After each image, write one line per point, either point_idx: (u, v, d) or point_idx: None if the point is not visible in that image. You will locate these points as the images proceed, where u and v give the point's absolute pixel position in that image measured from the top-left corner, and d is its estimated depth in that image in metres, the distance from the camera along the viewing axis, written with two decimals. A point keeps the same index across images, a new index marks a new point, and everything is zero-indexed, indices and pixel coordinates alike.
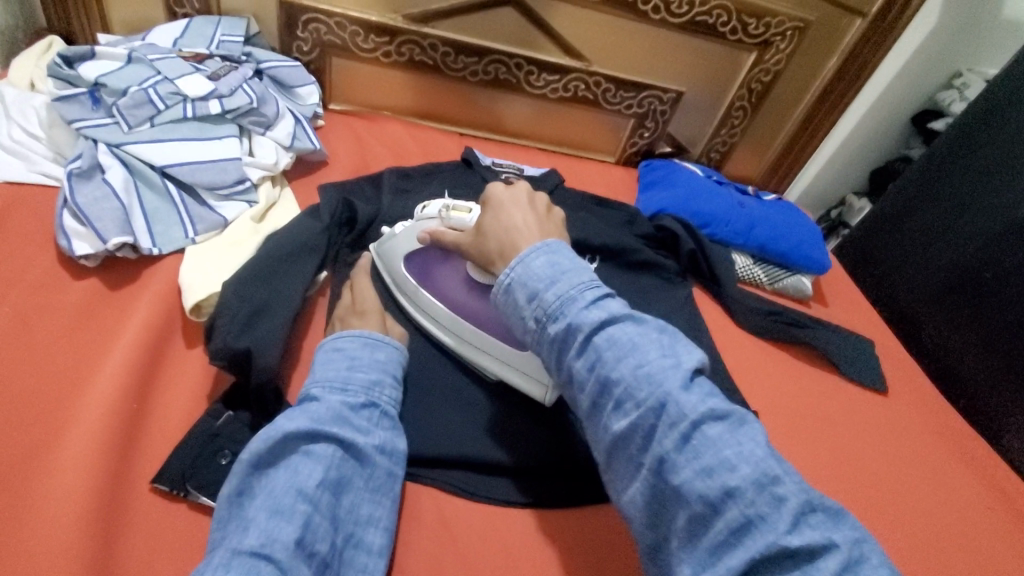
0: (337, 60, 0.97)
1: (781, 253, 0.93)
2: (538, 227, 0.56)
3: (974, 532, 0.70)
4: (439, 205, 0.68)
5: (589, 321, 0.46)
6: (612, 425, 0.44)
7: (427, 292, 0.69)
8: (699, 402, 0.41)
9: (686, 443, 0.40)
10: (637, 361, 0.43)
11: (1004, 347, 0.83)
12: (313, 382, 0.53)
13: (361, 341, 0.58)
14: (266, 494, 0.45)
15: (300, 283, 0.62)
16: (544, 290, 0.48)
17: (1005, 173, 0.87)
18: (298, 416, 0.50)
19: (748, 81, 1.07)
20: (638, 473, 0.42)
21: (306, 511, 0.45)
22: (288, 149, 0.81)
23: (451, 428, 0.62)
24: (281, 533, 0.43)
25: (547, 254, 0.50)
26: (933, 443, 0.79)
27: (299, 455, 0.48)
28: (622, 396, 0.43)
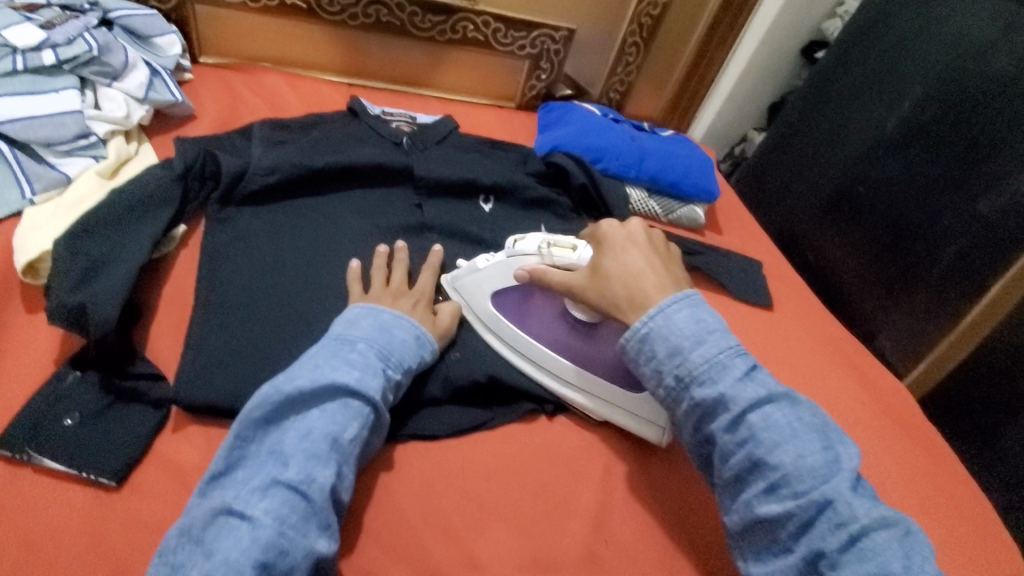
0: (200, 7, 0.90)
1: (672, 183, 0.95)
2: (662, 272, 0.57)
3: (850, 430, 0.75)
4: (537, 238, 0.65)
5: (746, 396, 0.49)
6: (757, 505, 0.47)
7: (519, 330, 0.65)
8: (869, 508, 0.45)
9: (853, 544, 0.43)
10: (795, 450, 0.47)
11: (876, 255, 0.87)
12: (365, 336, 0.55)
13: (414, 333, 0.59)
14: (304, 432, 0.47)
15: (149, 236, 0.59)
16: (690, 349, 0.51)
17: (875, 91, 0.90)
18: (343, 368, 0.51)
19: (638, 16, 1.07)
20: (781, 553, 0.46)
21: (339, 461, 0.47)
22: (142, 102, 0.75)
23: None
24: (319, 475, 0.45)
25: (690, 307, 0.53)
26: (818, 354, 0.83)
27: (336, 405, 0.49)
28: (779, 482, 0.47)
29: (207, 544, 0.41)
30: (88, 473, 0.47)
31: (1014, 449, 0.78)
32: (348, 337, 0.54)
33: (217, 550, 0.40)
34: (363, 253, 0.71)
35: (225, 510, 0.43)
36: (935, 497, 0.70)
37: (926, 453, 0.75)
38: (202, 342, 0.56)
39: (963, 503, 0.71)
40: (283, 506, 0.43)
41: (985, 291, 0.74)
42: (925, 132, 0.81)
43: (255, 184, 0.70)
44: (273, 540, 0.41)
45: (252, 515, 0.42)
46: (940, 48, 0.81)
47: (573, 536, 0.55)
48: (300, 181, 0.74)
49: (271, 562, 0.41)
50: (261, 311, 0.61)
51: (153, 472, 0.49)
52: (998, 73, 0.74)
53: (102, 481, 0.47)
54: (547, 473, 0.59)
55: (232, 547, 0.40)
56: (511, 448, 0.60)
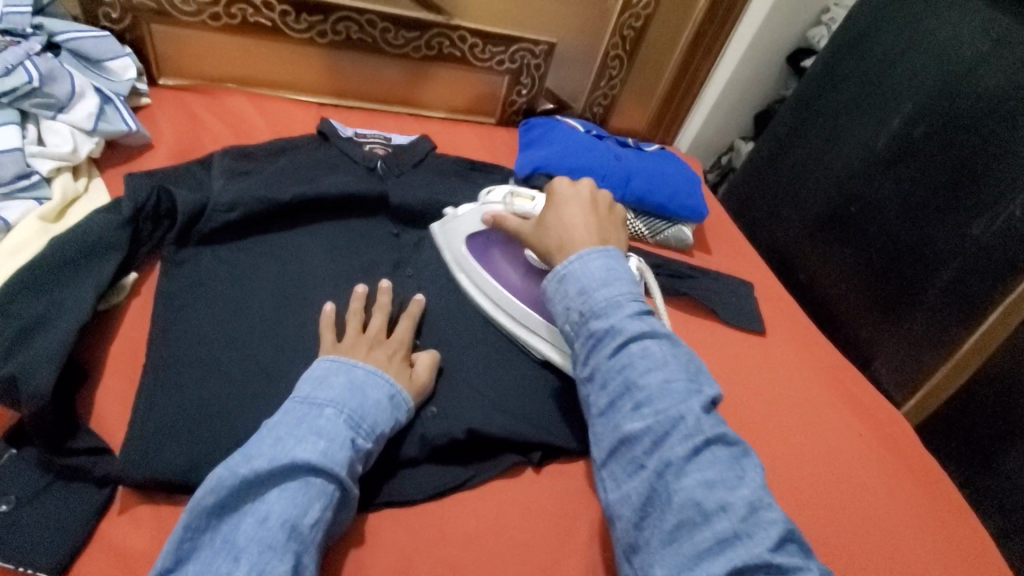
0: (156, 27, 0.84)
1: (660, 205, 0.91)
2: (598, 228, 0.57)
3: (848, 464, 0.72)
4: (502, 190, 0.71)
5: (631, 327, 0.47)
6: (623, 425, 0.45)
7: (484, 270, 0.69)
8: (717, 425, 0.44)
9: (698, 454, 0.42)
10: (665, 375, 0.45)
11: (870, 277, 0.84)
12: (333, 400, 0.49)
13: (388, 392, 0.53)
14: (259, 521, 0.41)
15: (92, 289, 0.54)
16: (594, 288, 0.50)
17: (865, 107, 0.87)
18: (308, 440, 0.45)
19: (621, 27, 1.03)
20: (633, 470, 0.43)
21: (298, 552, 0.41)
22: (91, 134, 0.70)
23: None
24: (274, 573, 0.39)
25: (606, 258, 0.52)
26: (812, 381, 0.80)
27: (297, 486, 0.43)
28: (643, 402, 0.44)
29: None
30: (25, 568, 0.42)
31: (1016, 473, 0.76)
32: (314, 400, 0.49)
33: None
34: (334, 292, 0.67)
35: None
36: (936, 537, 0.68)
37: (930, 489, 0.72)
38: (153, 405, 0.51)
39: (966, 542, 0.68)
40: None
41: (983, 318, 0.71)
42: (917, 150, 0.79)
43: (215, 222, 0.66)
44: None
45: None
46: (931, 64, 0.78)
47: None
48: (265, 216, 0.69)
49: None
50: (221, 365, 0.56)
51: (96, 562, 0.45)
52: (992, 91, 0.71)
53: None
54: (532, 535, 0.55)
55: None
56: (493, 508, 0.56)
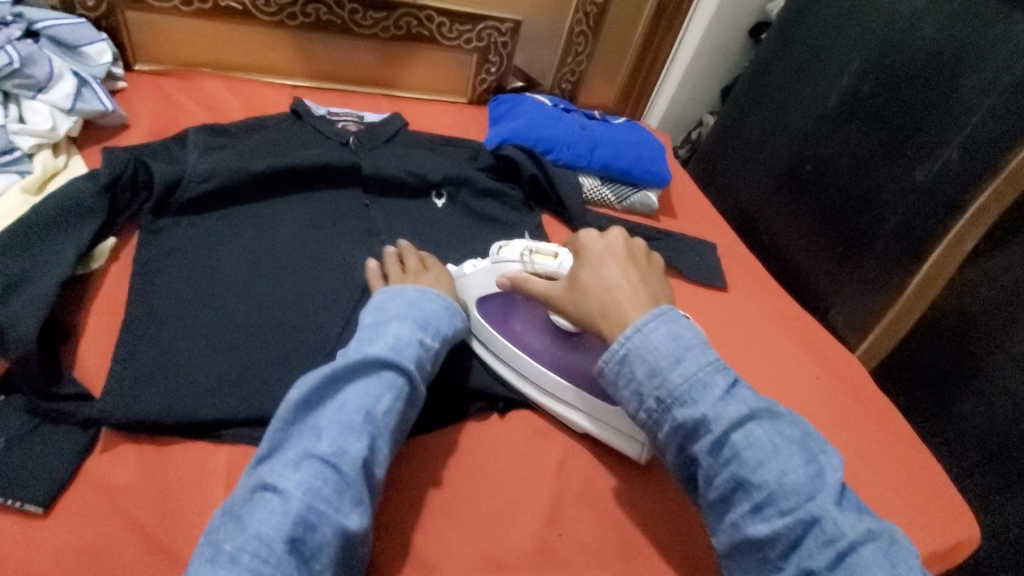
0: (131, 13, 0.87)
1: (624, 170, 0.95)
2: (644, 287, 0.56)
3: (806, 403, 0.76)
4: (520, 245, 0.64)
5: (727, 415, 0.47)
6: (745, 526, 0.46)
7: (501, 335, 0.66)
8: (855, 523, 0.44)
9: (840, 561, 0.42)
10: (778, 468, 0.46)
11: (825, 230, 0.88)
12: (396, 314, 0.54)
13: (441, 305, 0.58)
14: (339, 407, 0.46)
15: (72, 251, 0.57)
16: (669, 367, 0.49)
17: (817, 69, 0.91)
18: (378, 341, 0.51)
19: (583, 5, 1.07)
20: (771, 572, 0.45)
21: (372, 433, 0.46)
22: (69, 113, 0.73)
23: (243, 379, 0.56)
24: (352, 448, 0.44)
25: (666, 324, 0.51)
26: (775, 331, 0.84)
27: (371, 378, 0.48)
28: (764, 502, 0.45)
29: (243, 516, 0.40)
30: (14, 500, 0.45)
31: (966, 414, 0.81)
32: (380, 318, 0.54)
33: (252, 521, 0.40)
34: (307, 256, 0.70)
35: (258, 485, 0.42)
36: (888, 465, 0.72)
37: (882, 423, 0.77)
38: (134, 355, 0.55)
39: (922, 472, 0.72)
40: (317, 478, 0.42)
41: (924, 256, 0.76)
42: (864, 106, 0.83)
43: (191, 192, 0.69)
44: (303, 511, 0.40)
45: (285, 487, 0.41)
46: (873, 24, 0.82)
47: (525, 530, 0.55)
48: (239, 186, 0.72)
49: (300, 536, 0.40)
50: (197, 321, 0.60)
51: (82, 495, 0.48)
52: (927, 43, 0.75)
53: (28, 508, 0.46)
54: (500, 471, 0.59)
55: (267, 517, 0.40)
56: (460, 450, 0.60)
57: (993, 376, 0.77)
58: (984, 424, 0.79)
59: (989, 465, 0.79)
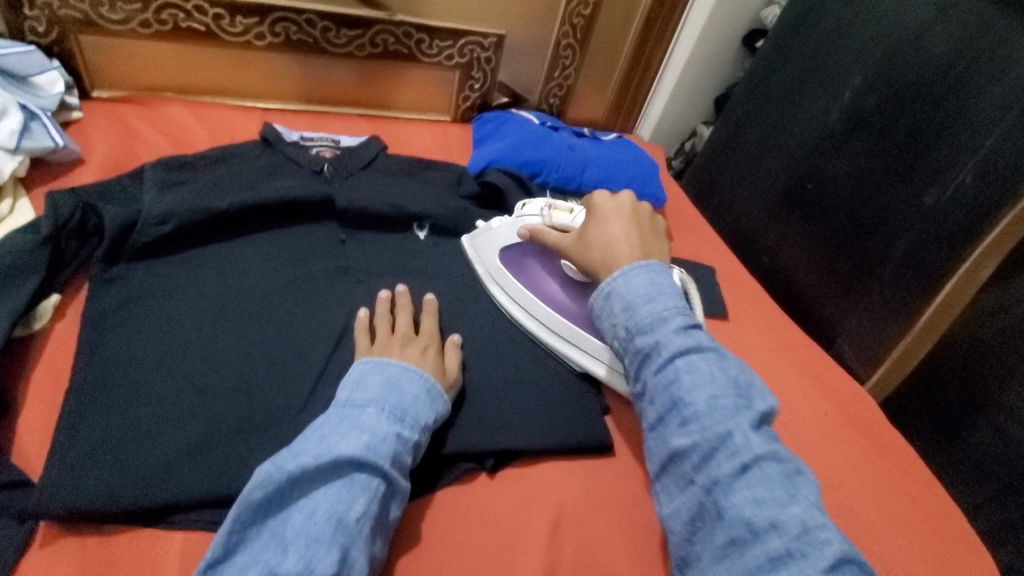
0: (87, 38, 0.81)
1: (616, 192, 0.90)
2: (643, 244, 0.60)
3: (813, 443, 0.71)
4: (541, 203, 0.73)
5: (677, 343, 0.50)
6: (672, 441, 0.48)
7: (521, 281, 0.72)
8: (767, 446, 0.45)
9: (743, 473, 0.44)
10: (711, 392, 0.47)
11: (830, 251, 0.84)
12: (373, 400, 0.51)
13: (423, 386, 0.54)
14: (307, 514, 0.43)
15: (6, 315, 0.51)
16: (640, 304, 0.53)
17: (816, 81, 0.87)
18: (353, 434, 0.47)
19: (569, 17, 1.01)
20: (685, 485, 0.46)
21: (345, 544, 0.42)
22: (14, 153, 0.67)
23: (200, 452, 0.51)
24: (320, 563, 0.40)
25: (650, 272, 0.55)
26: (782, 367, 0.79)
27: (342, 482, 0.45)
28: (691, 419, 0.47)
29: None
30: None
31: (980, 443, 0.77)
32: (355, 403, 0.51)
33: None
34: (275, 302, 0.64)
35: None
36: (902, 509, 0.67)
37: (893, 464, 0.72)
38: (78, 430, 0.49)
39: (942, 520, 0.67)
40: None
41: (938, 287, 0.71)
42: (868, 124, 0.78)
43: (147, 236, 0.63)
44: None
45: None
46: (876, 36, 0.78)
47: None
48: (201, 227, 0.67)
49: None
50: (150, 386, 0.54)
51: None
52: (937, 58, 0.70)
53: None
54: (486, 542, 0.54)
55: None
56: (442, 519, 0.55)
57: (1010, 407, 0.73)
58: (1000, 452, 0.75)
59: (1005, 496, 0.75)
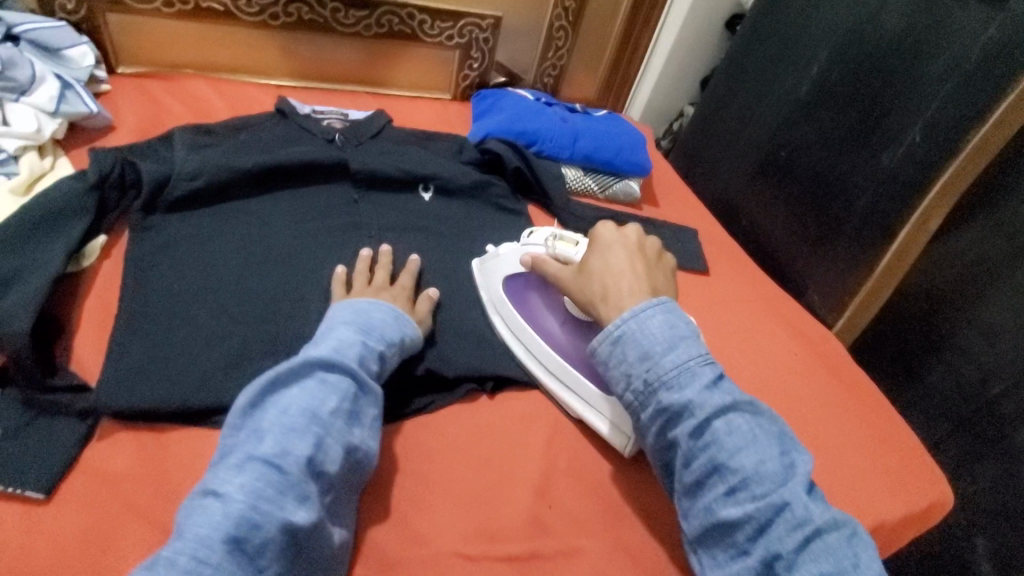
0: (112, 16, 0.88)
1: (606, 160, 0.97)
2: (647, 276, 0.60)
3: (785, 378, 0.78)
4: (547, 233, 0.69)
5: (711, 402, 0.49)
6: (717, 509, 0.48)
7: (521, 317, 0.68)
8: (822, 511, 0.46)
9: (805, 546, 0.44)
10: (755, 455, 0.48)
11: (802, 212, 0.91)
12: (342, 322, 0.56)
13: (391, 315, 0.60)
14: (280, 410, 0.46)
15: (62, 248, 0.58)
16: (662, 352, 0.52)
17: (789, 58, 0.93)
18: (320, 346, 0.52)
19: (562, 0, 1.09)
20: (738, 555, 0.47)
21: (319, 433, 0.46)
22: (53, 115, 0.74)
23: (236, 369, 0.57)
24: (295, 448, 0.44)
25: (664, 313, 0.54)
26: (759, 315, 0.86)
27: (313, 383, 0.49)
28: (738, 486, 0.47)
29: (182, 522, 0.40)
30: (15, 488, 0.46)
31: (937, 384, 0.84)
32: (328, 327, 0.56)
33: (190, 527, 0.39)
34: (296, 250, 0.71)
35: (201, 492, 0.42)
36: (855, 429, 0.74)
37: (846, 398, 0.78)
38: (128, 349, 0.56)
39: (893, 440, 0.74)
40: (260, 479, 0.42)
41: (893, 236, 0.78)
42: (834, 94, 0.85)
43: (179, 190, 0.69)
44: (245, 514, 0.40)
45: (224, 491, 0.41)
46: (840, 13, 0.85)
47: (515, 504, 0.56)
48: (226, 184, 0.73)
49: (243, 536, 0.40)
50: (189, 315, 0.61)
51: (81, 482, 0.49)
52: (894, 30, 0.77)
53: (30, 495, 0.47)
54: (490, 450, 0.60)
55: (205, 522, 0.39)
56: (452, 434, 0.61)
57: (963, 348, 0.80)
58: (954, 392, 0.81)
59: (960, 432, 0.82)
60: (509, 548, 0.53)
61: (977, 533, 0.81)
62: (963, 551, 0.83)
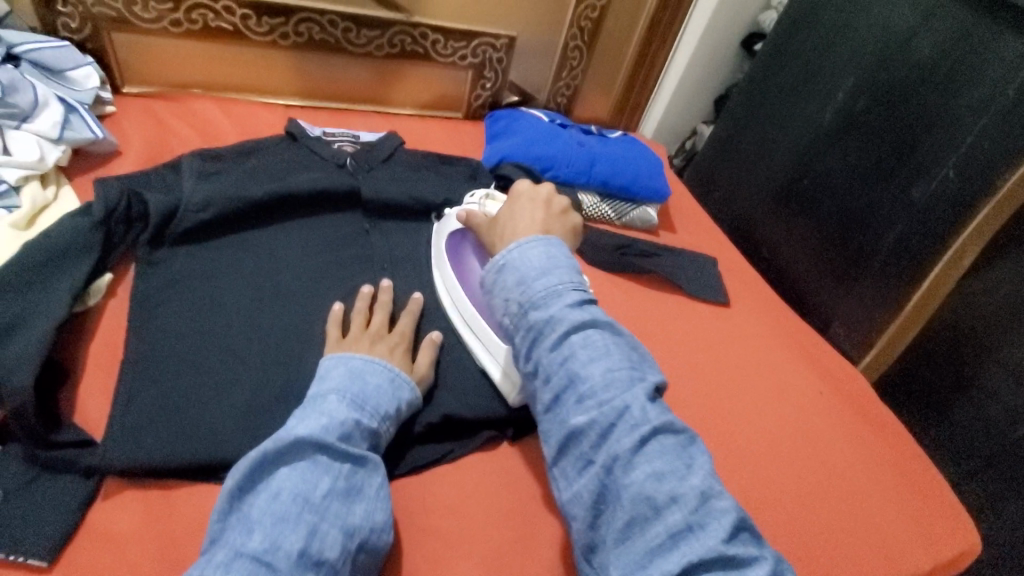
0: (118, 35, 0.85)
1: (623, 187, 0.94)
2: (543, 223, 0.61)
3: (811, 420, 0.76)
4: (481, 192, 0.76)
5: (571, 318, 0.50)
6: (569, 419, 0.47)
7: (450, 267, 0.71)
8: (662, 413, 0.46)
9: (643, 445, 0.44)
10: (605, 365, 0.47)
11: (826, 244, 0.89)
12: (334, 388, 0.53)
13: (386, 375, 0.57)
14: (271, 497, 0.45)
15: (67, 291, 0.55)
16: (535, 277, 0.52)
17: (812, 84, 0.91)
18: (311, 419, 0.50)
19: (578, 20, 1.07)
20: (584, 465, 0.46)
21: (311, 521, 0.45)
22: (57, 142, 0.71)
23: (249, 418, 0.55)
24: (285, 541, 0.43)
25: (545, 245, 0.55)
26: (783, 351, 0.84)
27: (306, 464, 0.47)
28: (587, 394, 0.47)
29: None
30: (17, 556, 0.43)
31: (965, 421, 0.82)
32: (318, 393, 0.53)
33: None
34: (308, 284, 0.68)
35: None
36: (880, 477, 0.72)
37: (874, 449, 0.75)
38: (136, 398, 0.53)
39: (923, 489, 0.72)
40: None
41: (923, 277, 0.76)
42: (859, 123, 0.83)
43: (187, 223, 0.67)
44: None
45: None
46: (867, 41, 0.83)
47: (541, 562, 0.54)
48: (237, 215, 0.71)
49: None
50: (200, 358, 0.58)
51: (86, 547, 0.46)
52: (925, 59, 0.75)
53: (33, 563, 0.44)
54: (513, 501, 0.58)
55: None
56: (473, 483, 0.59)
57: (992, 386, 0.78)
58: (982, 430, 0.79)
59: (989, 472, 0.80)
60: None
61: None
62: None
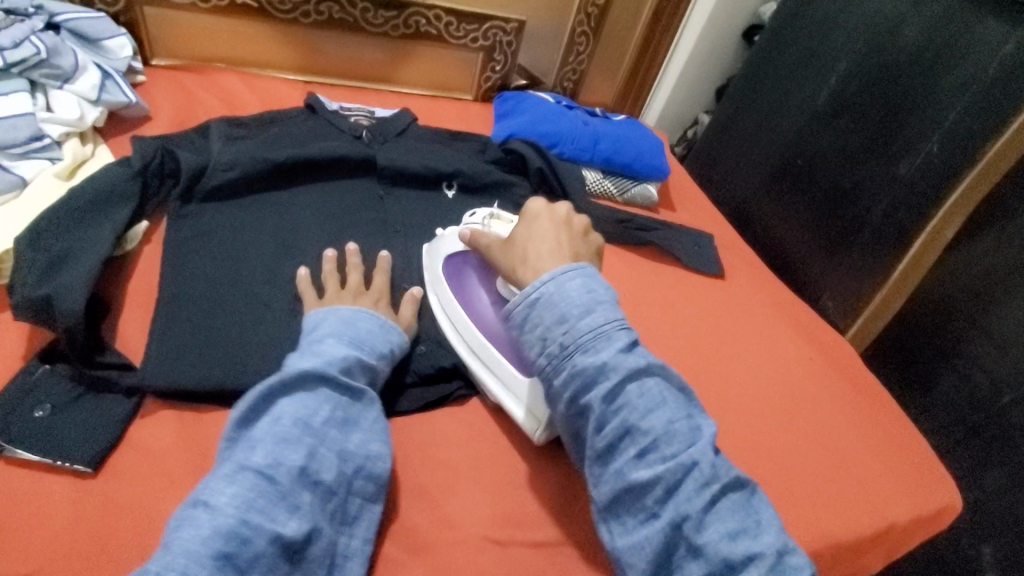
0: (150, 9, 0.90)
1: (625, 164, 0.99)
2: (570, 248, 0.58)
3: (800, 383, 0.80)
4: (484, 211, 0.75)
5: (626, 364, 0.48)
6: (628, 473, 0.47)
7: (454, 293, 0.67)
8: (728, 468, 0.47)
9: (712, 503, 0.45)
10: (666, 416, 0.47)
11: (819, 220, 0.93)
12: (330, 332, 0.56)
13: (376, 321, 0.60)
14: (274, 420, 0.47)
15: (110, 231, 0.60)
16: (578, 315, 0.50)
17: (808, 68, 0.95)
18: (311, 357, 0.52)
19: (585, 6, 1.11)
20: (646, 519, 0.46)
21: (312, 443, 0.47)
22: (95, 103, 0.76)
23: (274, 354, 0.59)
24: (287, 459, 0.45)
25: (583, 277, 0.52)
26: (776, 320, 0.88)
27: (306, 394, 0.50)
28: (648, 448, 0.47)
29: (166, 535, 0.40)
30: (63, 461, 0.48)
31: (948, 391, 0.86)
32: (315, 338, 0.55)
33: (175, 542, 0.39)
34: (327, 241, 0.73)
35: (191, 503, 0.42)
36: (865, 436, 0.76)
37: (861, 411, 0.79)
38: (170, 332, 0.58)
39: (906, 448, 0.76)
40: (250, 490, 0.43)
41: (908, 246, 0.81)
42: (851, 104, 0.88)
43: (215, 180, 0.71)
44: (235, 527, 0.41)
45: (215, 503, 0.41)
46: (860, 27, 0.87)
47: (542, 494, 0.59)
48: (261, 175, 0.75)
49: (233, 549, 0.40)
50: (228, 300, 0.63)
51: (127, 457, 0.51)
52: (914, 43, 0.79)
53: (78, 468, 0.48)
54: (517, 441, 0.62)
55: (191, 537, 0.39)
56: (480, 425, 0.63)
57: (972, 356, 0.82)
58: (964, 399, 0.84)
59: (970, 439, 0.83)
60: (536, 535, 0.55)
61: (981, 537, 0.83)
62: (970, 558, 0.84)
